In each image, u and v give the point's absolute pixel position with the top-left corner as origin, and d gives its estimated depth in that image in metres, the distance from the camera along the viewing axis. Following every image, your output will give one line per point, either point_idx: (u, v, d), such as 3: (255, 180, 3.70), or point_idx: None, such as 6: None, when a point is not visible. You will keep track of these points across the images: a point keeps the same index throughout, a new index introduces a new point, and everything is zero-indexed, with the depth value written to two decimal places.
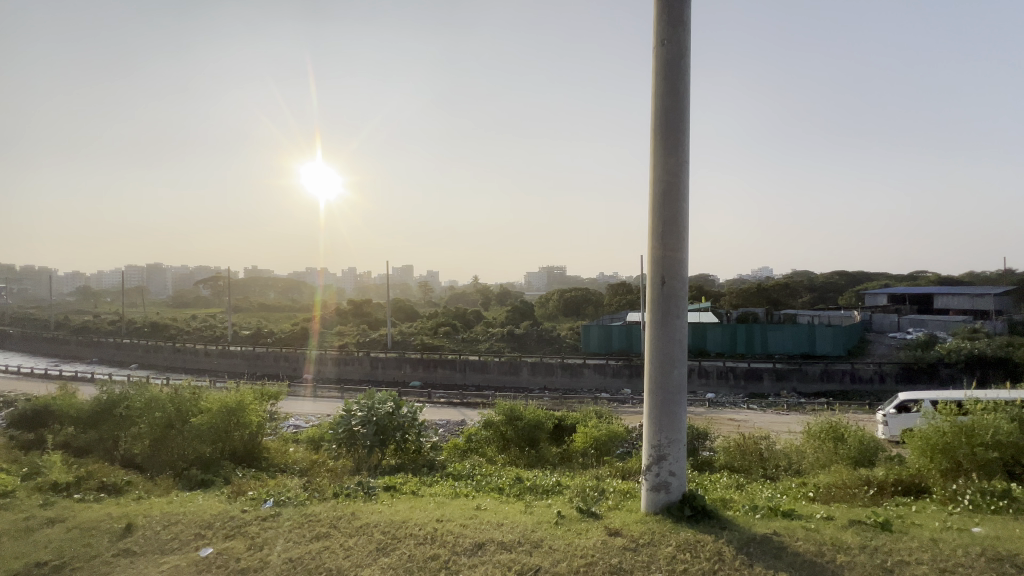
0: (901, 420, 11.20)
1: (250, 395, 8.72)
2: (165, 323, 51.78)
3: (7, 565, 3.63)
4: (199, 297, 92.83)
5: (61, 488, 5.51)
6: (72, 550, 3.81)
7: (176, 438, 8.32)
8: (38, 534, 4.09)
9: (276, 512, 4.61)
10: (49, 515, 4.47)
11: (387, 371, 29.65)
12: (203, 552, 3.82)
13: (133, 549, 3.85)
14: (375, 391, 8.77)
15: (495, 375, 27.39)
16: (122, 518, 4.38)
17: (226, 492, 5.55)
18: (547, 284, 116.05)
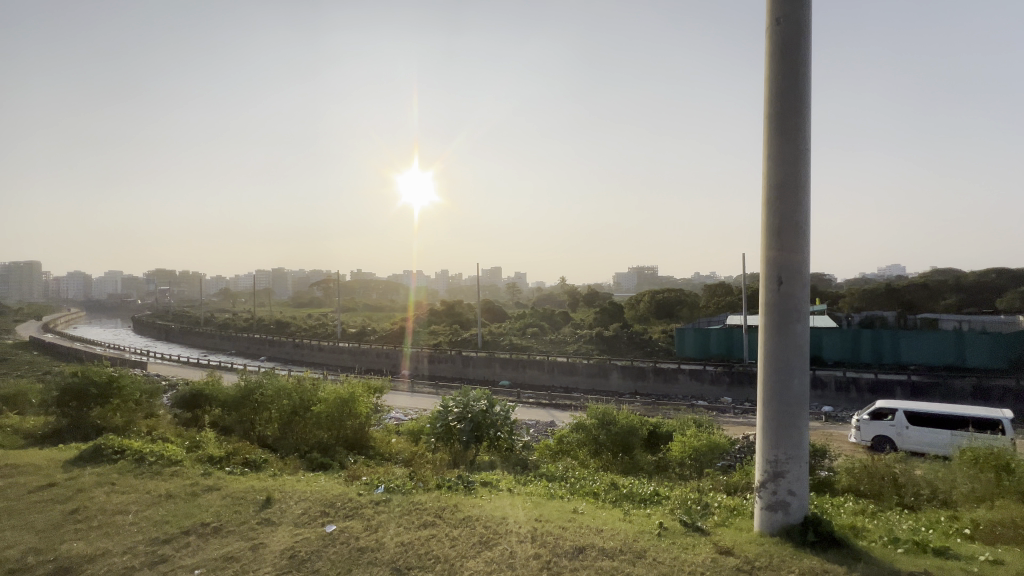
0: (875, 427, 11.05)
1: (358, 388, 9.53)
2: (287, 321, 58.51)
3: (181, 522, 4.31)
4: (314, 297, 103.53)
5: (216, 460, 6.48)
6: (227, 515, 4.44)
7: (299, 424, 9.34)
8: (202, 499, 4.84)
9: (387, 497, 4.99)
10: (209, 484, 5.27)
11: (478, 370, 30.68)
12: (328, 528, 4.23)
13: (272, 519, 4.39)
14: (469, 389, 9.08)
15: (584, 378, 27.11)
16: (263, 491, 5.01)
17: (342, 476, 6.11)
18: (637, 284, 112.48)
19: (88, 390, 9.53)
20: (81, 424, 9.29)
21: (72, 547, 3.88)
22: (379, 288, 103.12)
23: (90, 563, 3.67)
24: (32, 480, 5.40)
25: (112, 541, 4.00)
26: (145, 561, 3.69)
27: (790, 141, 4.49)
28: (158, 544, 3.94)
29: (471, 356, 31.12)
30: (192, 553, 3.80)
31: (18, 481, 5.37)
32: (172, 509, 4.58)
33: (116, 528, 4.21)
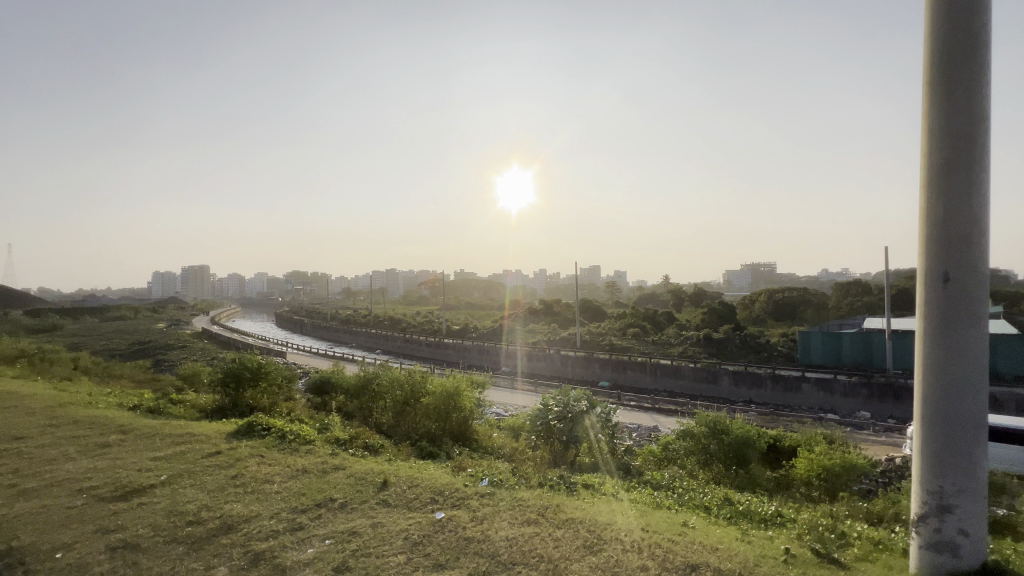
0: None
1: (463, 382, 9.97)
2: (399, 317, 63.47)
3: (315, 495, 4.85)
4: (422, 296, 111.00)
5: (342, 442, 7.20)
6: (352, 493, 4.90)
7: (411, 413, 10.02)
8: (331, 476, 5.40)
9: (491, 490, 5.12)
10: (336, 463, 5.86)
11: (576, 369, 30.46)
12: (438, 515, 4.46)
13: (388, 501, 4.74)
14: (569, 387, 9.00)
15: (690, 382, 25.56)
16: (381, 474, 5.45)
17: (450, 465, 6.42)
18: (752, 283, 102.92)
19: (243, 374, 11.16)
20: (238, 403, 10.92)
21: (233, 507, 4.53)
22: (481, 287, 107.07)
23: (245, 522, 4.24)
24: (204, 448, 6.45)
25: (262, 505, 4.61)
26: (286, 527, 4.17)
27: (964, 117, 3.73)
28: (297, 513, 4.45)
29: (569, 356, 31.00)
30: (323, 525, 4.22)
31: (194, 447, 6.44)
32: (308, 483, 5.17)
33: (265, 495, 4.84)
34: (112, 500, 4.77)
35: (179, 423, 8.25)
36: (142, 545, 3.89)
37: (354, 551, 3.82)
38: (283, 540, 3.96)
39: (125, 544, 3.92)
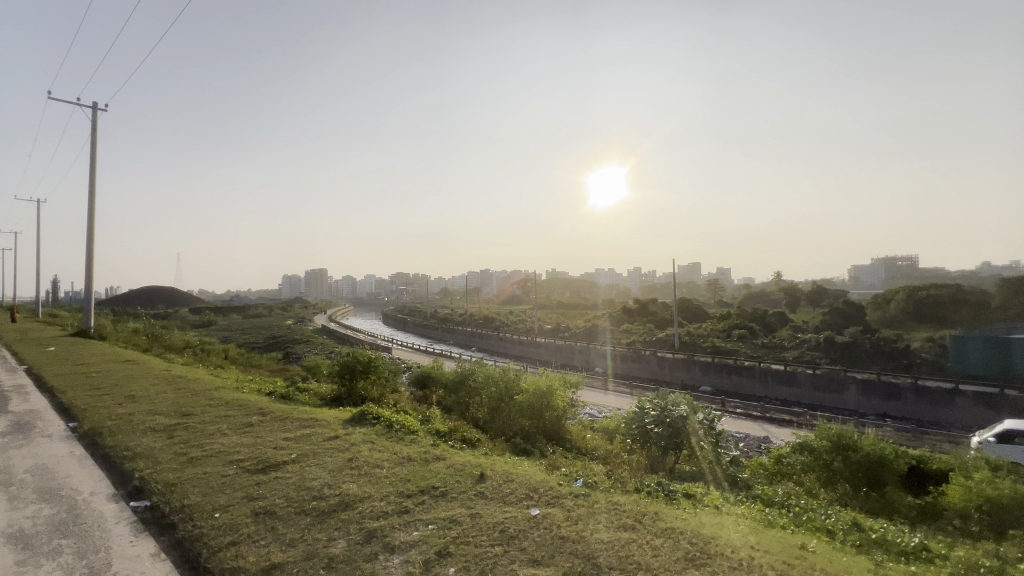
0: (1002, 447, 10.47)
1: (556, 382, 10.00)
2: (493, 316, 65.43)
3: (419, 482, 5.18)
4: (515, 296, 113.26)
5: (442, 434, 7.61)
6: (452, 482, 5.16)
7: (505, 410, 10.26)
8: (433, 465, 5.74)
9: (586, 492, 5.07)
10: (437, 453, 6.22)
11: (675, 372, 29.01)
12: (532, 511, 4.52)
13: (485, 493, 4.91)
14: (668, 391, 8.59)
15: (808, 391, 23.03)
16: (478, 467, 5.67)
17: (543, 463, 6.48)
18: (885, 280, 89.81)
19: (355, 367, 12.26)
20: (352, 393, 12.02)
21: (350, 487, 5.01)
22: (573, 287, 106.42)
23: (360, 502, 4.66)
24: (325, 431, 7.22)
25: (373, 487, 5.04)
26: (394, 509, 4.51)
27: None
28: (403, 497, 4.79)
29: (667, 359, 29.53)
30: (426, 510, 4.49)
31: (317, 431, 7.24)
32: (413, 470, 5.54)
33: (375, 478, 5.28)
34: (254, 472, 5.53)
35: (305, 408, 9.31)
36: (278, 513, 4.46)
37: (455, 538, 4.01)
38: (391, 520, 4.29)
39: (264, 511, 4.52)
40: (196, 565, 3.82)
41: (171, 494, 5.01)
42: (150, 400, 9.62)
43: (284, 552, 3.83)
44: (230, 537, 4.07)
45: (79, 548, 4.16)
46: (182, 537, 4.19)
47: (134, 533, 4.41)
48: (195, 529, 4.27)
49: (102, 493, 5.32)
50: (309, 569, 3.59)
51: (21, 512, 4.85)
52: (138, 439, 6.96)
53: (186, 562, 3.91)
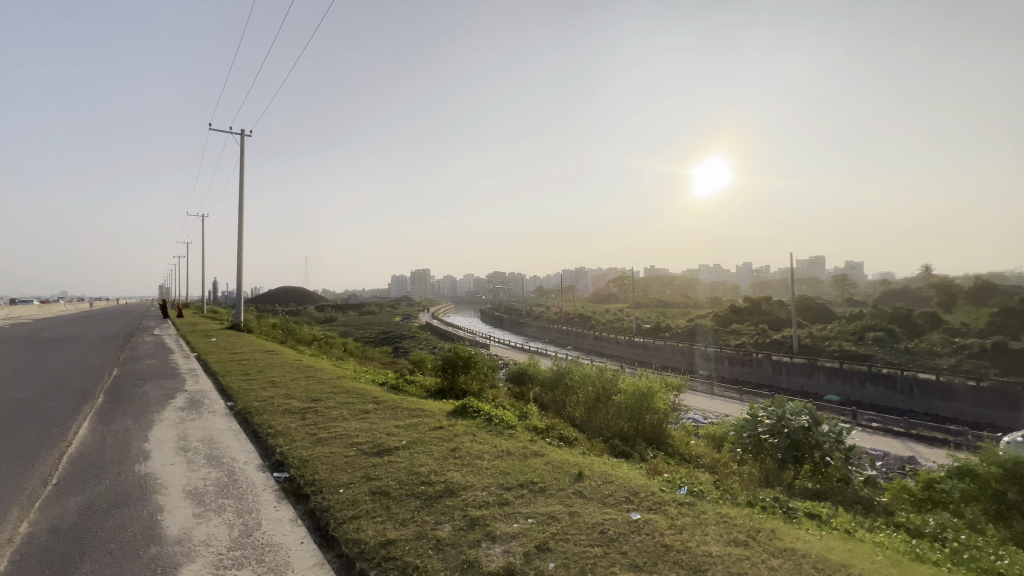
0: None
1: (656, 384, 9.60)
2: (589, 315, 64.57)
3: (519, 476, 5.30)
4: (611, 295, 110.73)
5: (540, 431, 7.70)
6: (550, 479, 5.20)
7: (603, 410, 10.09)
8: (531, 460, 5.84)
9: (691, 500, 4.80)
10: (535, 449, 6.31)
11: (793, 378, 26.27)
12: (633, 515, 4.39)
13: (583, 492, 4.87)
14: (785, 399, 7.82)
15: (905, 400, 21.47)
16: (576, 465, 5.67)
17: (644, 467, 6.27)
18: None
19: (457, 361, 12.91)
20: (454, 386, 12.65)
21: (453, 475, 5.28)
22: (674, 284, 101.13)
23: (463, 490, 4.90)
24: (431, 421, 7.70)
25: (476, 477, 5.26)
26: (495, 500, 4.66)
27: None
28: (504, 489, 4.94)
29: (784, 363, 26.80)
30: (525, 504, 4.59)
31: (424, 420, 7.76)
32: (512, 464, 5.69)
33: (477, 468, 5.51)
34: (371, 454, 6.08)
35: (412, 399, 10.02)
36: (392, 494, 4.86)
37: (554, 534, 4.04)
38: (493, 510, 4.45)
39: (380, 491, 4.95)
40: (324, 533, 4.29)
41: (304, 469, 5.70)
42: (286, 386, 11.03)
43: (397, 530, 4.15)
44: (352, 511, 4.52)
45: (237, 507, 4.91)
46: (313, 507, 4.75)
47: (276, 499, 5.09)
48: (324, 501, 4.81)
49: (252, 463, 6.23)
50: (420, 548, 3.86)
51: (195, 474, 5.86)
52: (278, 419, 8.03)
53: (316, 528, 4.42)
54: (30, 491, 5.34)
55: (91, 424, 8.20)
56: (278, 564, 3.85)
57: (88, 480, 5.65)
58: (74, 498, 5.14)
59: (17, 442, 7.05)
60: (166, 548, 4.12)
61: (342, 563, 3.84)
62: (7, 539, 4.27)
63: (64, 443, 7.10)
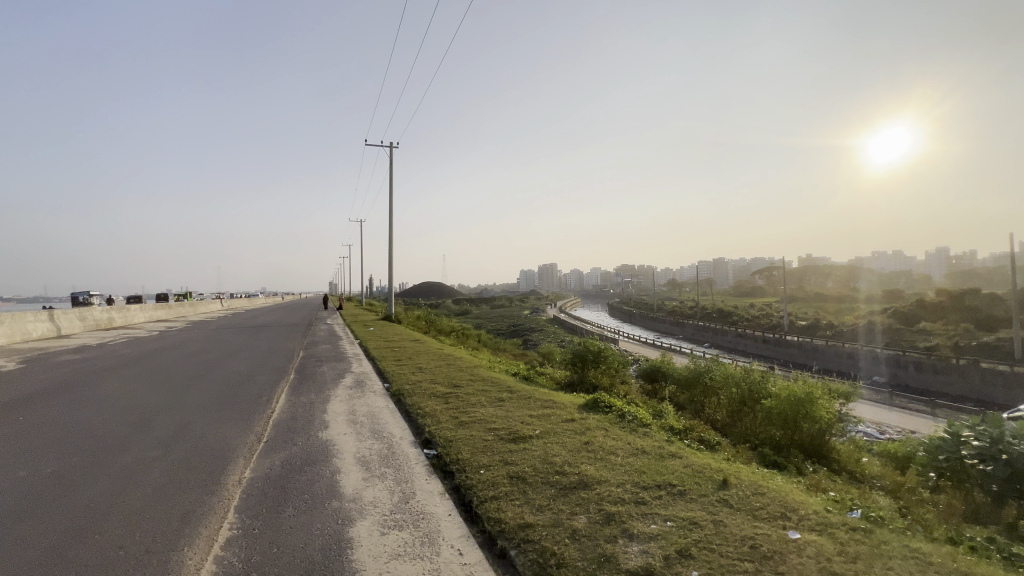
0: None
1: (817, 389, 8.40)
2: (729, 310, 59.07)
3: (655, 476, 5.11)
4: (756, 288, 99.70)
5: (676, 432, 7.34)
6: (691, 483, 4.91)
7: (749, 416, 9.16)
8: (669, 461, 5.57)
9: (867, 526, 4.12)
10: (672, 450, 6.01)
11: (1012, 393, 20.87)
12: (791, 534, 3.92)
13: (729, 502, 4.49)
14: (1004, 418, 6.19)
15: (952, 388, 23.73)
16: (720, 472, 5.26)
17: (803, 483, 5.53)
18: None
19: (587, 356, 12.87)
20: (585, 379, 12.62)
21: (587, 468, 5.30)
22: (837, 275, 87.22)
23: (597, 484, 4.90)
24: (563, 414, 7.83)
25: (611, 472, 5.20)
26: (631, 498, 4.56)
27: None
28: (640, 488, 4.79)
29: (999, 374, 21.43)
30: (663, 506, 4.40)
31: (556, 412, 7.91)
32: (647, 463, 5.50)
33: (612, 464, 5.44)
34: (507, 440, 6.43)
35: (544, 391, 10.26)
36: (528, 480, 5.07)
37: (696, 541, 3.81)
38: (629, 508, 4.36)
39: (518, 475, 5.19)
40: (468, 509, 4.64)
41: (450, 448, 6.26)
42: (431, 372, 12.17)
43: (534, 515, 4.32)
44: (492, 492, 4.82)
45: (396, 476, 5.59)
46: (458, 483, 5.18)
47: (427, 473, 5.67)
48: (467, 480, 5.21)
49: (406, 438, 7.03)
50: (556, 535, 3.96)
51: (362, 444, 6.82)
52: (425, 402, 8.92)
53: (461, 503, 4.81)
54: (249, 445, 6.75)
55: (287, 396, 10.04)
56: (432, 530, 4.29)
57: (287, 441, 6.94)
58: (278, 454, 6.36)
59: (240, 406, 8.95)
60: (344, 504, 4.86)
61: (485, 538, 4.12)
62: (236, 481, 5.45)
63: (269, 409, 8.81)
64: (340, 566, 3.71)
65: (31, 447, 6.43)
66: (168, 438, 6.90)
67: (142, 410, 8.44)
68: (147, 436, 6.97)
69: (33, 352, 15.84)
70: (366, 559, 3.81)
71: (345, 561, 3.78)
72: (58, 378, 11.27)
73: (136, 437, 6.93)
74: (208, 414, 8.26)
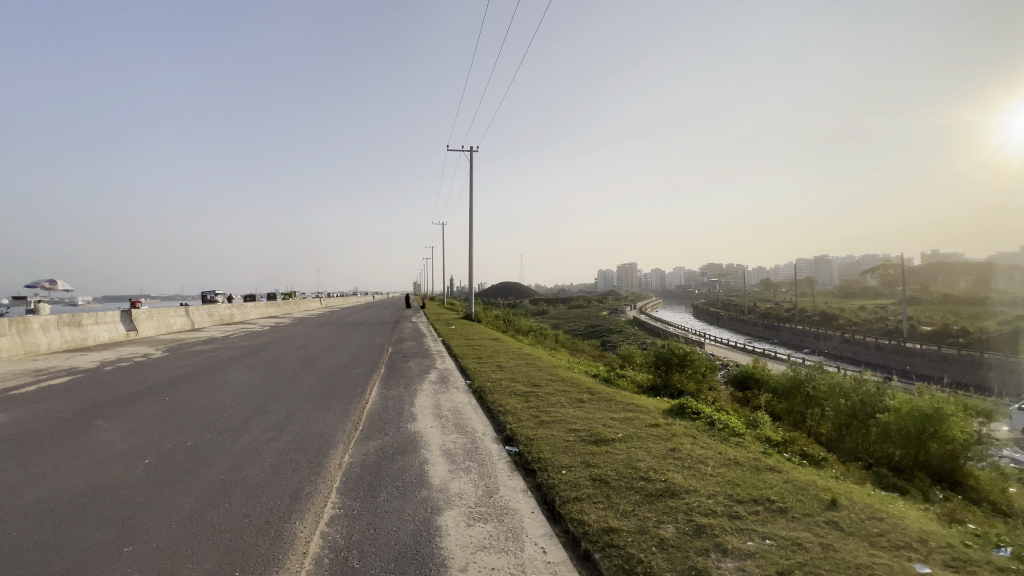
0: None
1: (948, 405, 7.30)
2: (834, 313, 53.42)
3: (751, 490, 4.76)
4: (867, 289, 89.07)
5: (773, 444, 6.81)
6: (793, 500, 4.51)
7: (861, 431, 8.21)
8: (767, 475, 5.17)
9: (1020, 568, 3.51)
10: (770, 463, 5.57)
11: None
12: (919, 568, 3.46)
13: (839, 525, 4.06)
14: None
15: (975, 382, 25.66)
16: (828, 491, 4.77)
17: (933, 511, 4.84)
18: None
19: (671, 359, 12.31)
20: (669, 384, 12.06)
21: (674, 476, 5.08)
22: (972, 274, 75.35)
23: (686, 493, 4.67)
24: (647, 418, 7.58)
25: (700, 482, 4.94)
26: (725, 511, 4.30)
27: None
28: (734, 501, 4.50)
29: None
30: (761, 522, 4.09)
31: (639, 416, 7.66)
32: (741, 475, 5.15)
33: (701, 473, 5.17)
34: (589, 442, 6.36)
35: (626, 394, 9.98)
36: (611, 483, 4.97)
37: (800, 563, 3.51)
38: (722, 522, 4.11)
39: (601, 478, 5.12)
40: (551, 508, 4.66)
41: (531, 446, 6.33)
42: (511, 370, 12.39)
43: (619, 520, 4.23)
44: (575, 493, 4.79)
45: (480, 470, 5.77)
46: (540, 482, 5.21)
47: (509, 470, 5.78)
48: (549, 479, 5.22)
49: (488, 434, 7.21)
50: (643, 543, 3.85)
51: (447, 437, 7.11)
52: (506, 399, 9.11)
53: (544, 502, 4.84)
54: (347, 432, 7.33)
55: (378, 388, 10.76)
56: (515, 526, 4.36)
57: (379, 431, 7.44)
58: (372, 442, 6.84)
59: (339, 396, 9.77)
60: (432, 493, 5.11)
61: (568, 538, 4.11)
62: (337, 464, 5.95)
63: (364, 400, 9.49)
64: (430, 552, 3.90)
65: (175, 423, 7.50)
66: (280, 422, 7.72)
67: (258, 396, 9.50)
68: (262, 420, 7.83)
69: (173, 342, 18.46)
70: (453, 548, 3.97)
71: (435, 547, 3.98)
72: (192, 365, 13.04)
73: (254, 420, 7.81)
74: (312, 402, 9.09)
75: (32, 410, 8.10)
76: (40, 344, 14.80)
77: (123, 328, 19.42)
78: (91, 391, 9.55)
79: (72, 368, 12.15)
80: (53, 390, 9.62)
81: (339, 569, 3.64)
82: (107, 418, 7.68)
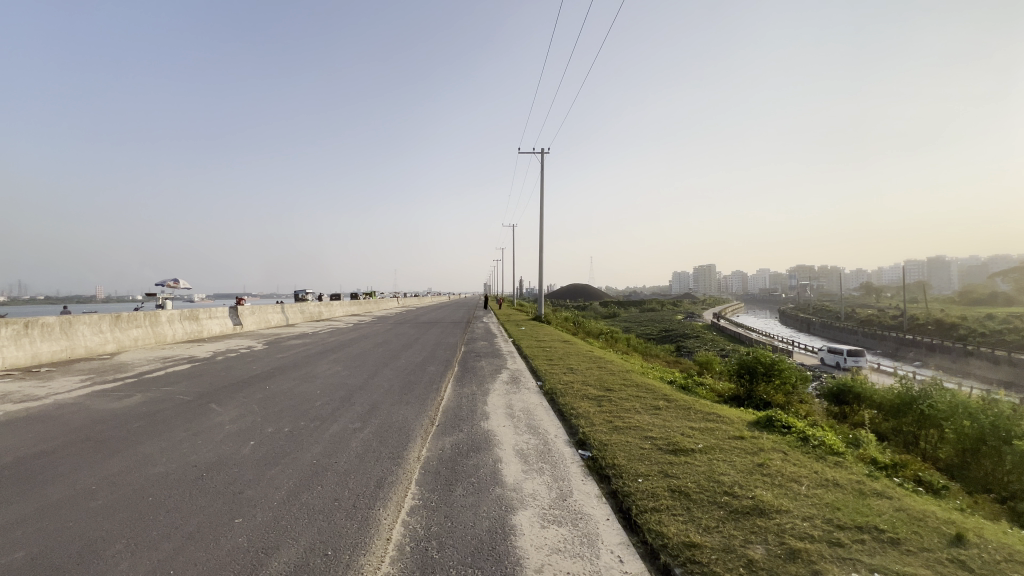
0: None
1: None
2: (954, 322, 47.04)
3: (856, 516, 4.30)
4: (996, 295, 77.03)
5: (881, 466, 6.13)
6: (907, 530, 4.02)
7: (993, 460, 7.06)
8: (874, 501, 4.64)
9: None
10: (876, 487, 5.01)
11: None
12: None
13: (967, 565, 3.55)
14: None
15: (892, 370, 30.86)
16: (950, 524, 4.19)
17: None
18: None
19: (757, 368, 11.40)
20: (753, 395, 11.26)
21: (763, 494, 4.72)
22: None
23: (777, 514, 4.32)
24: (730, 430, 7.10)
25: (794, 503, 4.55)
26: (823, 535, 3.93)
27: None
28: (834, 526, 4.09)
29: None
30: (867, 553, 3.68)
31: (721, 427, 7.22)
32: (842, 498, 4.67)
33: (793, 493, 4.76)
34: (667, 451, 6.08)
35: (704, 402, 9.44)
36: (692, 497, 4.72)
37: None
38: (820, 548, 3.75)
39: (681, 490, 4.88)
40: (626, 517, 4.51)
41: (605, 451, 6.20)
42: (582, 373, 12.24)
43: (701, 535, 4.02)
44: (653, 504, 4.61)
45: (552, 473, 5.74)
46: (615, 489, 5.08)
47: (583, 475, 5.68)
48: (624, 487, 5.08)
49: (561, 436, 7.18)
50: (728, 562, 3.63)
51: (520, 437, 7.19)
52: (577, 402, 9.01)
53: (620, 510, 4.70)
54: (424, 426, 7.63)
55: (453, 386, 11.10)
56: (590, 532, 4.29)
57: (454, 427, 7.68)
58: (447, 438, 7.08)
59: (416, 392, 10.19)
60: (506, 492, 5.17)
61: (646, 550, 3.95)
62: (415, 457, 6.20)
63: (439, 397, 9.84)
64: (505, 549, 3.96)
65: (274, 410, 8.28)
66: (364, 414, 8.20)
67: (345, 388, 10.19)
68: (349, 411, 8.41)
69: (272, 336, 20.43)
70: (528, 548, 3.99)
71: (510, 545, 4.02)
72: (288, 357, 14.33)
73: (341, 411, 8.38)
74: (392, 396, 9.61)
75: (162, 392, 9.35)
76: (167, 335, 17.01)
77: (231, 322, 21.78)
78: (206, 378, 10.80)
79: (192, 357, 13.82)
80: (178, 375, 11.02)
81: (419, 559, 3.78)
82: (219, 402, 8.65)
